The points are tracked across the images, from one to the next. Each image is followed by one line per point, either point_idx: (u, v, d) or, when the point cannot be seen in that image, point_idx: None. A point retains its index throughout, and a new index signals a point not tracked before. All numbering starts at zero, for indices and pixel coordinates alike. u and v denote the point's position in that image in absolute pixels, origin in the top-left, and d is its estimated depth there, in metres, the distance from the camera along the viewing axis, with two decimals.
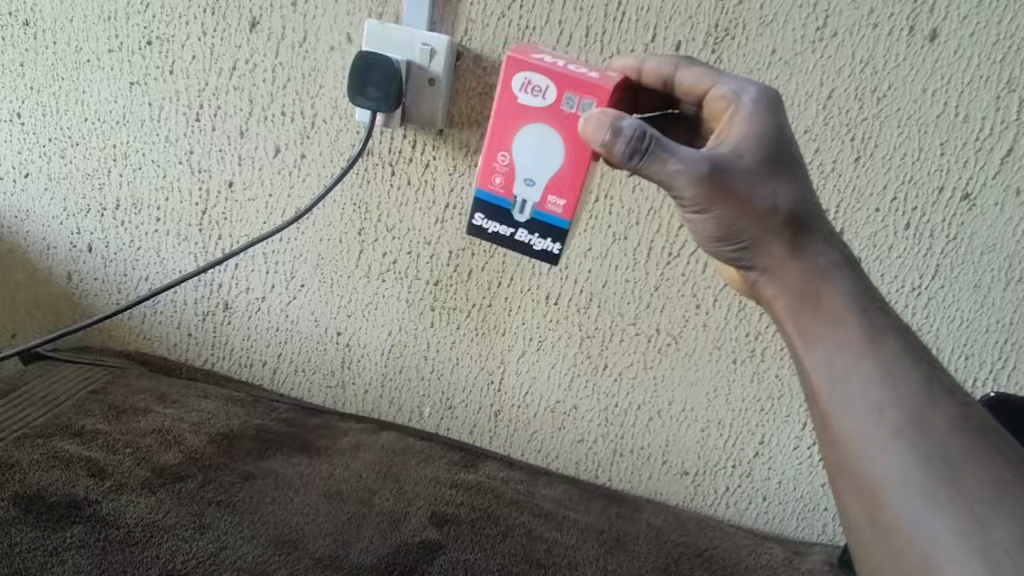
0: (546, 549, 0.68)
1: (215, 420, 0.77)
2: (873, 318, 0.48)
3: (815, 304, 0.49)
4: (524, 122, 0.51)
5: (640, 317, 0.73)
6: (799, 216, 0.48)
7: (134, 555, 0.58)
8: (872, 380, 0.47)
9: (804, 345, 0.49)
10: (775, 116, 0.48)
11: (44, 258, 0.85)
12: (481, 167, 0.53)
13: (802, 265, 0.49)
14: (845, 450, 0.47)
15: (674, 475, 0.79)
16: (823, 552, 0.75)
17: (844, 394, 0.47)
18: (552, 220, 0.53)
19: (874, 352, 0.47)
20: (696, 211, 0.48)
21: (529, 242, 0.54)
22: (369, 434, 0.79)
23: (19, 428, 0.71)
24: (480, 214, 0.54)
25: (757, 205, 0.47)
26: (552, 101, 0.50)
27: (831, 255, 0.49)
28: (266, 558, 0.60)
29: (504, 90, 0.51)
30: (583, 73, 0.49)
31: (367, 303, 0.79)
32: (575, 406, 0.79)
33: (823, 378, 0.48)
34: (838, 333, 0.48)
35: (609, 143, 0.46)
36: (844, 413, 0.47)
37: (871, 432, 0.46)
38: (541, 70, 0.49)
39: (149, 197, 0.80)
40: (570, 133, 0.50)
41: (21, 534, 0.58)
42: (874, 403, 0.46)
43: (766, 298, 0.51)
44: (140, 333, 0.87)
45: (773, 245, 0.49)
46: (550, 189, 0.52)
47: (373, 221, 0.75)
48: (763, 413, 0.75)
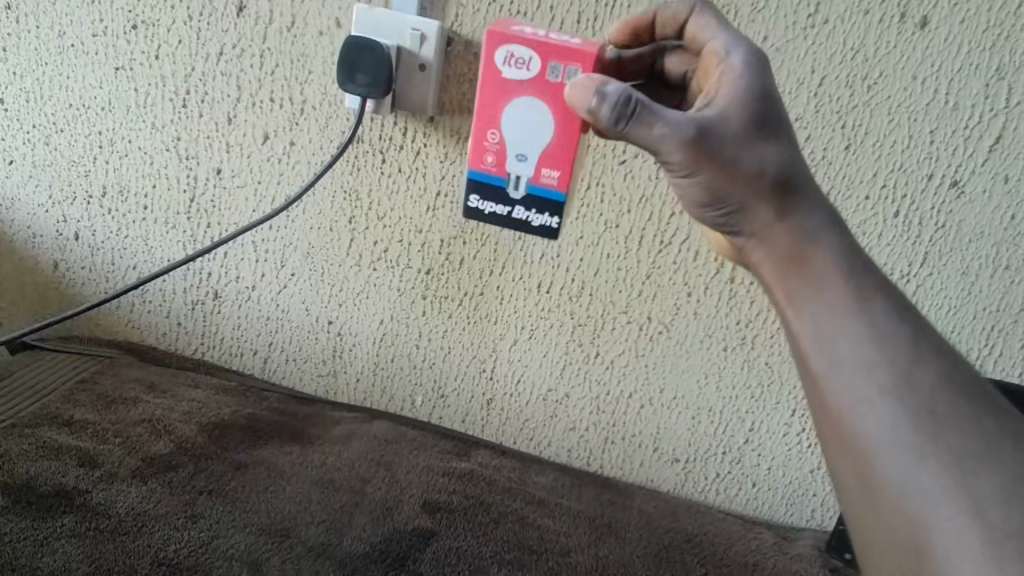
0: (537, 536, 0.68)
1: (206, 409, 0.76)
2: (862, 276, 0.47)
3: (802, 266, 0.48)
4: (511, 97, 0.51)
5: (632, 305, 0.73)
6: (787, 178, 0.47)
7: (125, 544, 0.58)
8: (861, 341, 0.46)
9: (791, 308, 0.49)
10: (764, 76, 0.47)
11: (30, 247, 0.84)
12: (472, 147, 0.53)
13: (788, 228, 0.48)
14: (833, 411, 0.46)
15: (665, 462, 0.80)
16: (811, 537, 0.76)
17: (831, 354, 0.46)
18: (548, 194, 0.53)
19: (863, 312, 0.46)
20: (683, 175, 0.47)
21: (527, 218, 0.54)
22: (361, 423, 0.79)
23: (8, 418, 0.70)
24: (475, 196, 0.54)
25: (744, 169, 0.46)
26: (537, 72, 0.50)
27: (818, 216, 0.48)
28: (258, 546, 0.60)
29: (488, 65, 0.50)
30: (564, 41, 0.49)
31: (358, 292, 0.79)
32: (567, 394, 0.79)
33: (811, 339, 0.47)
34: (826, 293, 0.47)
35: (594, 108, 0.45)
36: (830, 375, 0.46)
37: (859, 392, 0.45)
38: (524, 42, 0.49)
39: (136, 184, 0.79)
40: (558, 102, 0.50)
41: (10, 524, 0.58)
42: (861, 363, 0.45)
43: (753, 261, 0.51)
44: (128, 323, 0.86)
45: (761, 209, 0.48)
46: (543, 162, 0.52)
47: (364, 209, 0.75)
48: (753, 401, 0.75)
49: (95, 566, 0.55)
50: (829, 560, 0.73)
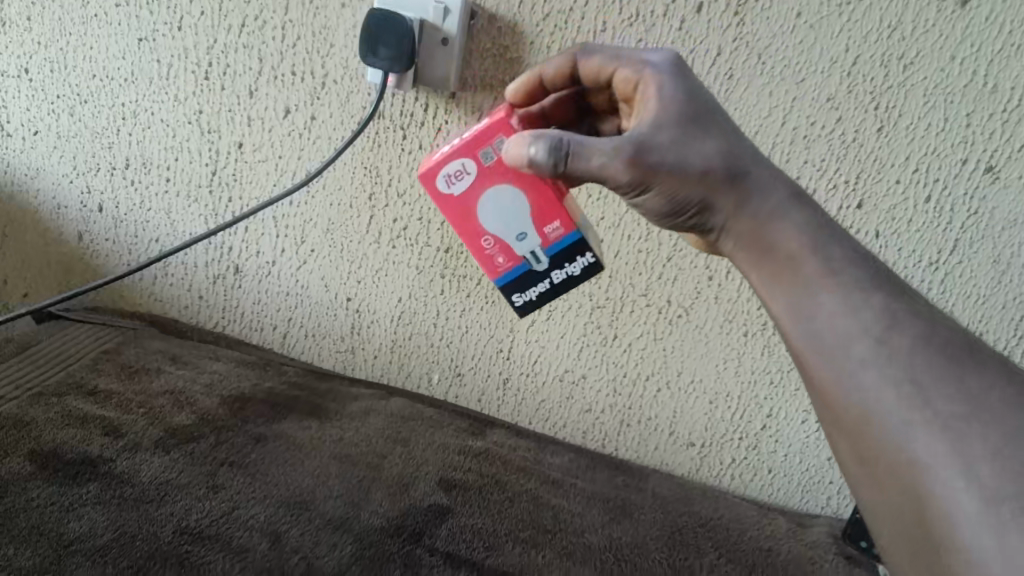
0: (552, 515, 0.68)
1: (227, 382, 0.77)
2: (830, 246, 0.47)
3: (774, 246, 0.47)
4: (475, 201, 0.55)
5: (651, 288, 0.73)
6: (736, 166, 0.48)
7: (149, 512, 0.58)
8: (837, 314, 0.45)
9: (767, 288, 0.48)
10: (682, 78, 0.50)
11: (55, 217, 0.85)
12: (483, 263, 0.57)
13: (751, 213, 0.48)
14: (820, 387, 0.45)
15: (680, 447, 0.80)
16: (826, 524, 0.76)
17: (811, 332, 0.46)
18: (566, 243, 0.56)
19: (835, 285, 0.45)
20: (637, 193, 0.49)
21: (569, 273, 0.57)
22: (379, 400, 0.80)
23: (35, 385, 0.71)
24: (517, 294, 0.58)
25: (693, 168, 0.48)
26: (475, 169, 0.54)
27: (779, 194, 0.48)
28: (278, 517, 0.60)
29: (441, 197, 0.55)
30: (473, 130, 0.54)
31: (377, 269, 0.79)
32: (584, 375, 0.79)
33: (789, 320, 0.47)
34: (800, 270, 0.46)
35: (532, 156, 0.48)
36: (812, 355, 0.46)
37: (840, 366, 0.44)
38: (449, 158, 0.54)
39: (159, 157, 0.79)
40: (510, 174, 0.54)
41: (36, 490, 0.58)
42: (840, 337, 0.44)
43: (727, 253, 0.51)
44: (151, 295, 0.87)
45: (722, 203, 0.48)
46: (539, 224, 0.55)
47: (383, 186, 0.74)
48: (772, 387, 0.75)
49: (118, 533, 0.56)
50: (843, 548, 0.72)
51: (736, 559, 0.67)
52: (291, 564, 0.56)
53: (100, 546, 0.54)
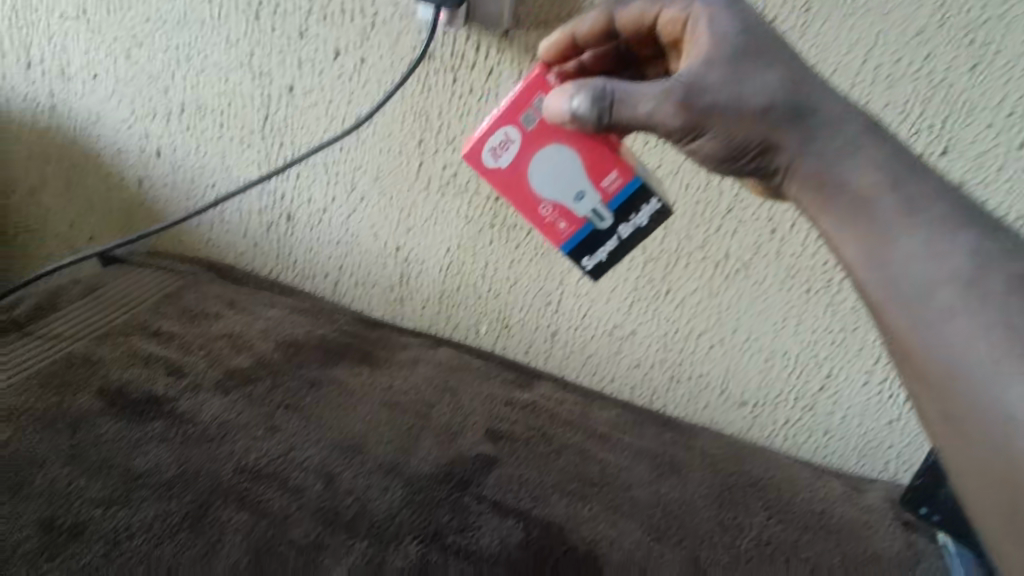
0: (599, 469, 0.68)
1: (282, 327, 0.78)
2: (909, 185, 0.44)
3: (846, 188, 0.45)
4: (526, 169, 0.54)
5: (708, 241, 0.70)
6: (803, 101, 0.45)
7: (210, 450, 0.60)
8: (917, 258, 0.42)
9: (838, 234, 0.45)
10: (735, 9, 0.48)
11: (115, 162, 0.86)
12: (545, 233, 0.56)
13: (819, 153, 0.45)
14: (898, 337, 0.42)
15: (731, 405, 0.78)
16: (883, 488, 0.74)
17: (888, 279, 0.43)
18: (628, 192, 0.54)
19: (914, 227, 0.42)
20: (691, 138, 0.47)
21: (636, 225, 0.56)
22: (428, 349, 0.80)
23: (101, 326, 0.74)
24: (586, 257, 0.57)
25: (752, 104, 0.45)
26: (520, 135, 0.54)
27: (851, 132, 0.45)
28: (332, 459, 0.62)
29: (490, 172, 0.55)
30: (509, 98, 0.54)
31: (426, 218, 0.78)
32: (634, 330, 0.77)
33: (863, 266, 0.44)
34: (874, 212, 0.44)
35: (574, 110, 0.49)
36: (890, 302, 0.42)
37: (921, 313, 0.41)
38: (491, 131, 0.54)
39: (212, 101, 0.79)
40: (555, 134, 0.53)
41: (106, 425, 0.61)
42: (921, 283, 0.41)
43: (793, 198, 0.48)
44: (207, 241, 0.88)
45: (787, 143, 0.46)
46: (596, 179, 0.54)
47: (433, 131, 0.73)
48: (833, 347, 0.71)
49: (182, 468, 0.58)
50: (901, 513, 0.70)
51: (788, 520, 0.66)
52: (345, 506, 0.57)
53: (165, 480, 0.56)
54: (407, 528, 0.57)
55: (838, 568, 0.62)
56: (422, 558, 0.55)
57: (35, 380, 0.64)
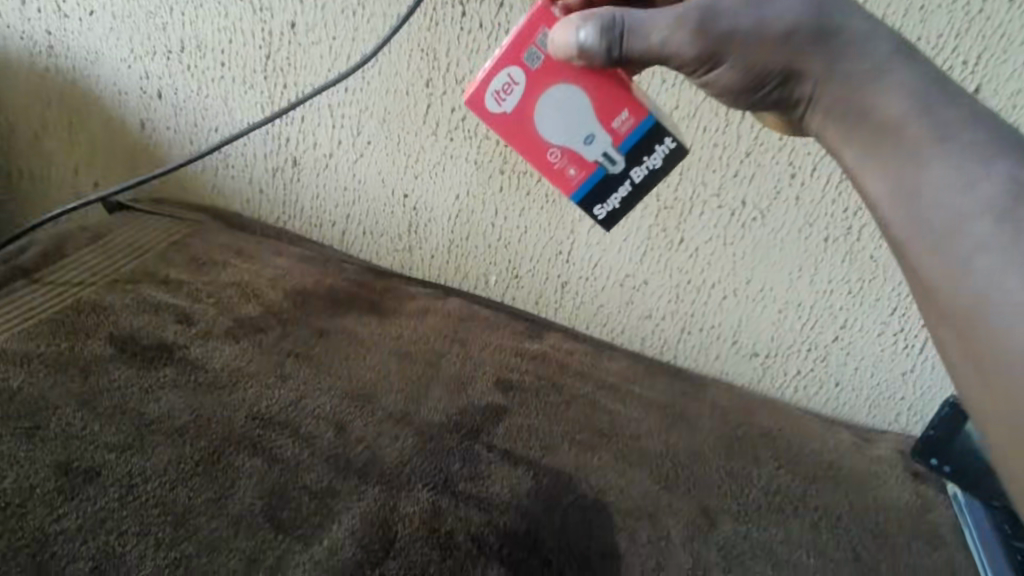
0: (609, 420, 0.68)
1: (290, 276, 0.78)
2: (941, 110, 0.39)
3: (872, 116, 0.41)
4: (532, 113, 0.51)
5: (725, 187, 0.68)
6: (828, 23, 0.42)
7: (222, 397, 0.60)
8: (946, 188, 0.37)
9: (862, 166, 0.41)
10: None
11: (117, 105, 0.84)
12: (554, 182, 0.52)
13: (844, 77, 0.41)
14: (922, 276, 0.37)
15: (743, 357, 0.77)
16: (894, 440, 0.73)
17: (913, 212, 0.38)
18: (641, 132, 0.51)
19: (944, 154, 0.38)
20: (707, 69, 0.44)
21: (651, 167, 0.52)
22: (437, 299, 0.79)
23: (109, 273, 0.73)
24: (599, 206, 0.53)
25: (773, 29, 0.42)
26: (524, 76, 0.50)
27: (879, 55, 0.41)
28: (343, 407, 0.62)
29: (494, 119, 0.51)
30: (511, 36, 0.50)
31: (434, 164, 0.76)
32: (646, 281, 0.76)
33: (887, 202, 0.39)
34: (901, 141, 0.39)
35: (582, 42, 0.45)
36: (912, 239, 0.38)
37: (945, 249, 0.36)
38: (494, 74, 0.50)
39: (212, 39, 0.76)
40: (562, 72, 0.49)
41: (117, 371, 0.61)
42: (950, 215, 0.36)
43: (816, 133, 0.44)
44: (213, 188, 0.87)
45: (811, 69, 0.42)
46: (607, 119, 0.50)
47: (442, 71, 0.70)
48: (850, 297, 0.70)
49: (195, 415, 0.58)
50: (910, 464, 0.70)
51: (795, 470, 0.66)
52: (356, 454, 0.57)
53: (179, 426, 0.57)
54: (417, 475, 0.57)
55: (847, 517, 0.62)
56: (433, 505, 0.54)
57: (44, 326, 0.64)
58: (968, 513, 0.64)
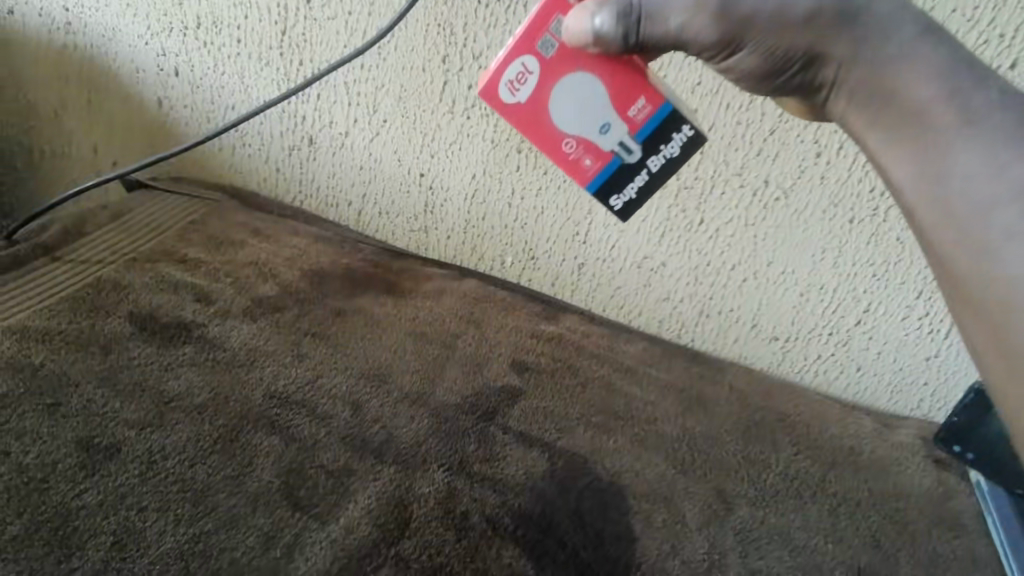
0: (625, 402, 0.67)
1: (306, 256, 0.78)
2: (970, 91, 0.37)
3: (898, 100, 0.39)
4: (546, 102, 0.49)
5: (747, 167, 0.67)
6: (852, 1, 0.39)
7: (240, 376, 0.61)
8: (976, 175, 0.35)
9: (887, 152, 0.39)
10: None
11: (134, 82, 0.84)
12: (570, 172, 0.51)
13: (869, 60, 0.39)
14: (951, 268, 0.36)
15: (762, 340, 0.76)
16: (916, 427, 0.72)
17: (941, 202, 0.36)
18: (658, 120, 0.49)
19: (973, 139, 0.36)
20: (728, 54, 0.42)
21: (668, 156, 0.50)
22: (453, 280, 0.79)
23: (129, 252, 0.74)
24: (615, 196, 0.52)
25: (795, 11, 0.39)
26: (538, 64, 0.49)
27: (904, 33, 0.39)
28: (359, 387, 0.62)
29: (507, 109, 0.50)
30: (524, 23, 0.48)
31: (451, 142, 0.75)
32: (664, 263, 0.75)
33: (913, 191, 0.38)
34: (928, 125, 0.37)
35: (598, 29, 0.43)
36: (940, 231, 0.36)
37: (975, 240, 0.35)
38: (507, 63, 0.49)
39: (228, 14, 0.76)
40: (577, 59, 0.48)
41: (137, 349, 0.61)
42: (979, 204, 0.35)
43: (839, 117, 0.42)
44: (230, 167, 0.87)
45: (835, 52, 0.40)
46: (623, 108, 0.49)
47: (458, 47, 0.69)
48: (874, 280, 0.68)
49: (213, 393, 0.58)
50: (933, 451, 0.69)
51: (814, 456, 0.65)
52: (372, 433, 0.58)
53: (197, 404, 0.57)
54: (433, 456, 0.57)
55: (867, 504, 0.61)
56: (449, 485, 0.55)
57: (66, 304, 0.65)
58: (991, 500, 0.63)
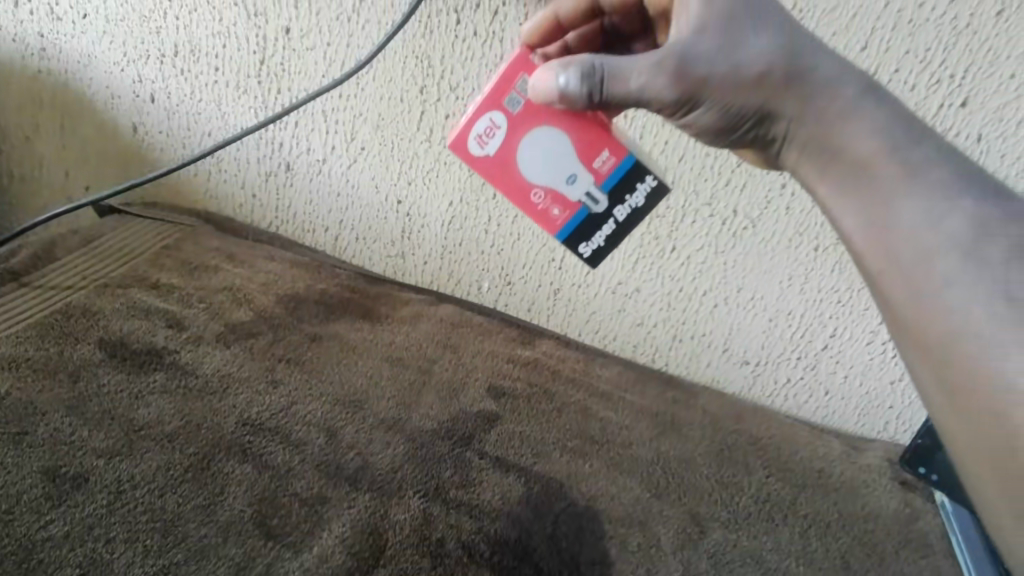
0: (600, 426, 0.68)
1: (281, 282, 0.77)
2: (908, 148, 0.41)
3: (844, 154, 0.42)
4: (514, 155, 0.51)
5: (716, 197, 0.69)
6: (800, 64, 0.43)
7: (212, 403, 0.60)
8: (914, 227, 0.39)
9: (837, 201, 0.43)
10: None
11: (109, 108, 0.84)
12: (539, 221, 0.53)
13: (817, 117, 0.43)
14: (897, 311, 0.39)
15: (734, 365, 0.78)
16: (882, 448, 0.74)
17: (886, 250, 0.40)
18: (623, 171, 0.51)
19: (912, 194, 0.39)
20: (685, 112, 0.45)
21: (634, 205, 0.52)
22: (429, 305, 0.79)
23: (100, 277, 0.73)
24: (583, 244, 0.53)
25: (746, 74, 0.43)
26: (505, 119, 0.50)
27: (848, 92, 0.42)
28: (334, 414, 0.62)
29: (477, 161, 0.52)
30: (492, 81, 0.51)
31: (428, 170, 0.76)
32: (638, 289, 0.76)
33: (862, 238, 0.41)
34: (872, 178, 0.41)
35: (563, 87, 0.45)
36: (886, 276, 0.40)
37: (917, 286, 0.38)
38: (476, 117, 0.51)
39: (206, 43, 0.76)
40: (543, 114, 0.50)
41: (107, 376, 0.60)
42: (919, 253, 0.38)
43: (793, 167, 0.45)
44: (205, 192, 0.86)
45: (785, 110, 0.43)
46: (588, 159, 0.51)
47: (436, 79, 0.70)
48: (839, 306, 0.70)
49: (185, 421, 0.58)
50: (899, 473, 0.70)
51: (785, 478, 0.66)
52: (346, 460, 0.57)
53: (168, 432, 0.56)
54: (408, 483, 0.57)
55: (836, 525, 0.62)
56: (424, 512, 0.54)
57: (33, 330, 0.63)
58: (956, 522, 0.65)
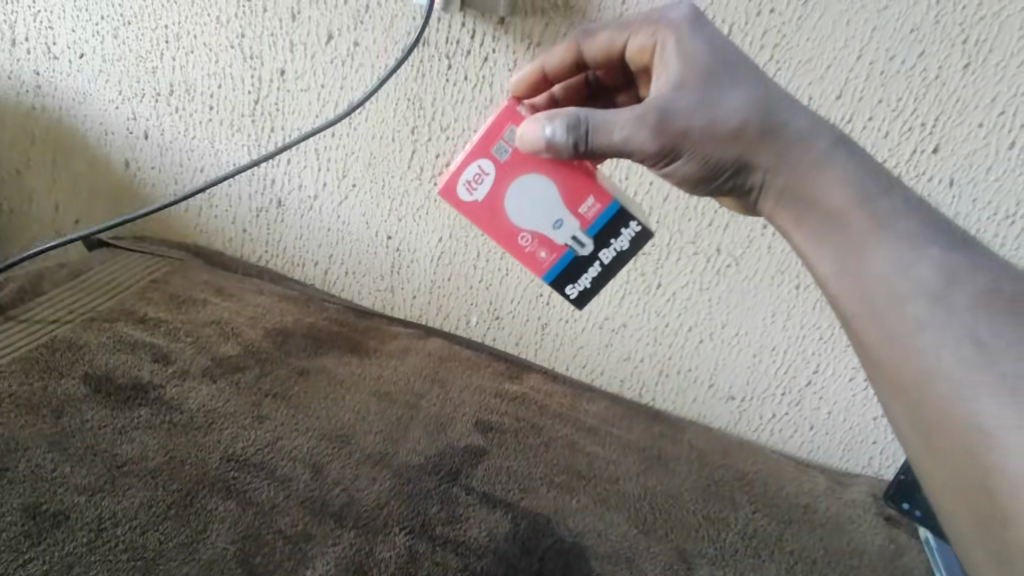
0: (587, 462, 0.68)
1: (270, 315, 0.78)
2: (878, 199, 0.42)
3: (818, 203, 0.44)
4: (503, 200, 0.53)
5: (700, 236, 0.70)
6: (775, 118, 0.44)
7: (197, 438, 0.59)
8: (886, 275, 0.41)
9: (813, 248, 0.44)
10: (702, 30, 0.48)
11: (103, 144, 0.85)
12: (527, 263, 0.54)
13: (791, 169, 0.44)
14: (873, 355, 0.41)
15: (719, 400, 0.78)
16: (867, 484, 0.74)
17: (860, 296, 0.41)
18: (608, 217, 0.52)
19: (883, 243, 0.41)
20: (667, 162, 0.46)
21: (619, 249, 0.53)
22: (418, 339, 0.80)
23: (87, 311, 0.73)
24: (570, 285, 0.55)
25: (724, 128, 0.44)
26: (494, 166, 0.52)
27: (821, 145, 0.44)
28: (321, 449, 0.61)
29: (467, 206, 0.53)
30: (481, 130, 0.52)
31: (418, 207, 0.77)
32: (624, 324, 0.77)
33: (837, 285, 0.43)
34: (846, 227, 0.43)
35: (550, 137, 0.47)
36: (861, 320, 0.41)
37: (891, 332, 0.40)
38: (465, 164, 0.52)
39: (202, 83, 0.78)
40: (531, 162, 0.52)
41: (91, 411, 0.60)
42: (891, 300, 0.40)
43: (769, 215, 0.47)
44: (196, 227, 0.87)
45: (761, 162, 0.45)
46: (574, 205, 0.52)
47: (427, 120, 0.72)
48: (821, 342, 0.72)
49: (169, 456, 0.57)
50: (883, 508, 0.71)
51: (770, 514, 0.67)
52: (332, 496, 0.57)
53: (152, 468, 0.56)
54: (394, 519, 0.56)
55: (822, 561, 0.63)
56: (410, 549, 0.54)
57: (18, 365, 0.63)
58: (940, 557, 0.65)
